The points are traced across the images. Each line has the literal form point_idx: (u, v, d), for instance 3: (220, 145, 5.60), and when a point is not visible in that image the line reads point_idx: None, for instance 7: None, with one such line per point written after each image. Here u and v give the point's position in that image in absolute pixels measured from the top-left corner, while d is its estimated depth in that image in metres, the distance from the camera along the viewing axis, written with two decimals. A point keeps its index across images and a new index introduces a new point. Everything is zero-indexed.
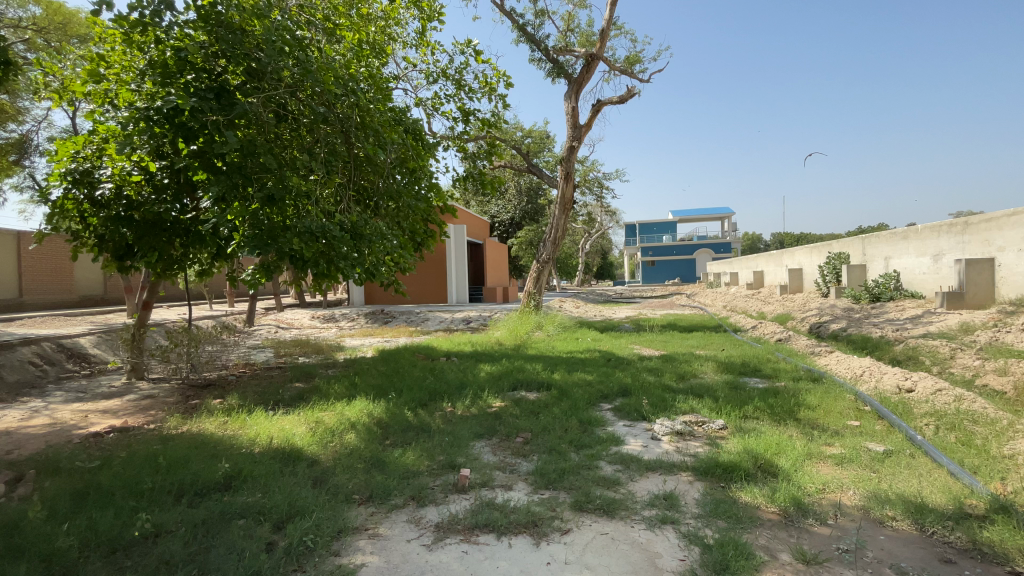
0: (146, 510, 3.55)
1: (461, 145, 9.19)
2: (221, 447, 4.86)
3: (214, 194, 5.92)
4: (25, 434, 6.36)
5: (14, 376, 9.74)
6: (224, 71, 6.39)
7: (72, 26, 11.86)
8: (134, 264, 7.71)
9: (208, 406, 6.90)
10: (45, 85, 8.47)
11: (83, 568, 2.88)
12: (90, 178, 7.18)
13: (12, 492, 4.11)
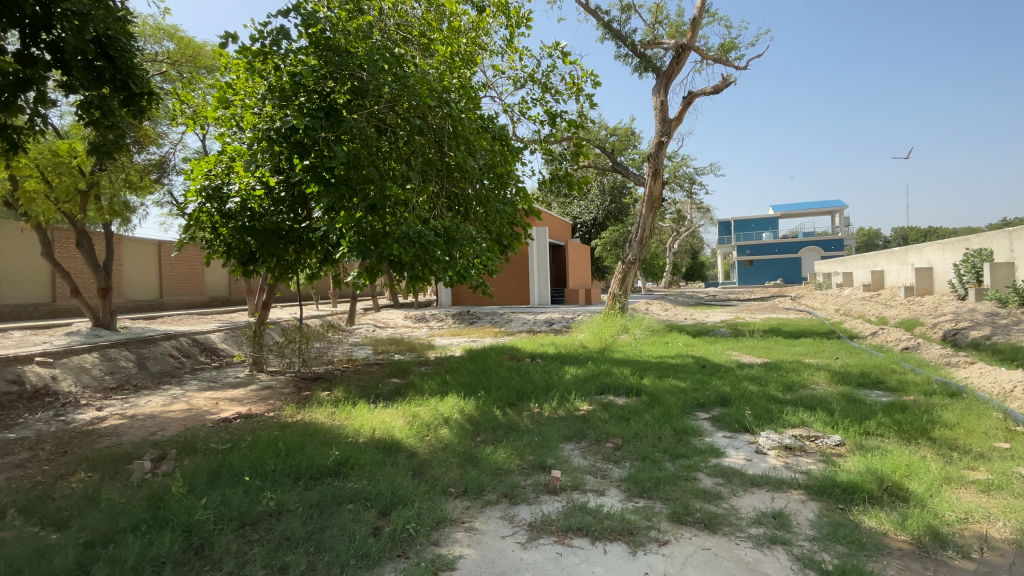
0: (270, 489, 3.97)
1: (547, 148, 9.23)
2: (330, 436, 5.30)
3: (325, 204, 6.47)
4: (169, 417, 7.37)
5: (156, 366, 11.34)
6: (332, 91, 6.95)
7: (200, 57, 13.58)
8: (256, 269, 8.63)
9: (317, 398, 7.57)
10: (184, 114, 9.78)
11: (220, 538, 3.28)
12: (220, 193, 8.17)
13: (161, 468, 4.77)
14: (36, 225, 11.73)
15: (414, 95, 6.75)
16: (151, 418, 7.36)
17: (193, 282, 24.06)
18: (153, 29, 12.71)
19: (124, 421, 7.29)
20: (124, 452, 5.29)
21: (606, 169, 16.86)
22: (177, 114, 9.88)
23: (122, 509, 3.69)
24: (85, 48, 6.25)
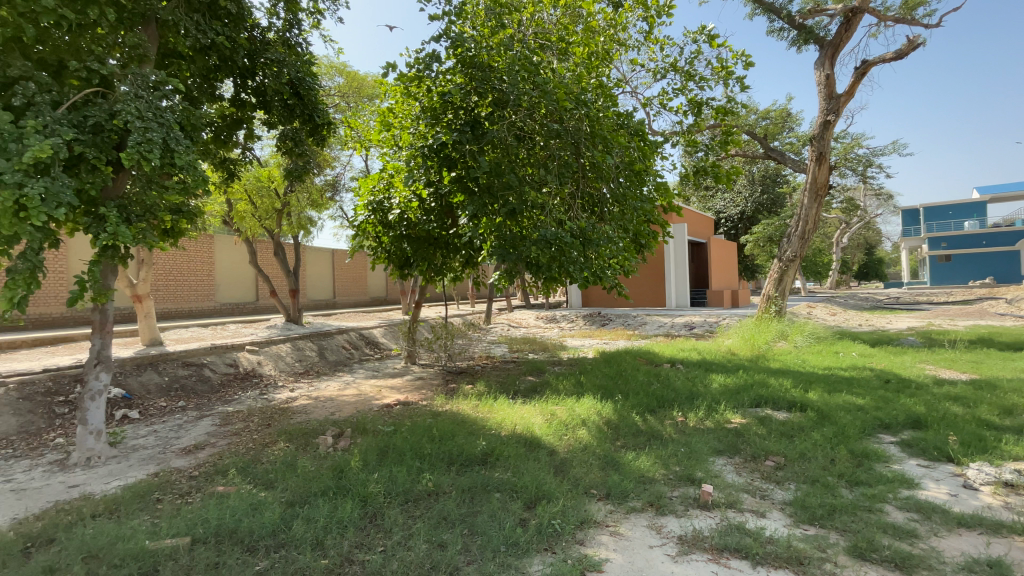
0: (428, 471, 4.38)
1: (691, 139, 8.71)
2: (476, 427, 5.66)
3: (469, 212, 6.95)
4: (343, 401, 8.57)
5: (332, 356, 13.26)
6: (476, 105, 7.42)
7: (364, 88, 15.54)
8: (410, 272, 9.57)
9: (462, 391, 8.15)
10: (354, 138, 11.23)
11: (388, 510, 3.70)
12: (381, 205, 9.21)
13: (339, 443, 5.57)
14: (247, 239, 14.44)
15: (553, 100, 6.90)
16: (329, 401, 8.63)
17: (358, 284, 27.57)
18: (330, 67, 14.84)
19: (309, 401, 8.66)
20: (311, 428, 6.27)
21: (756, 158, 15.32)
22: (348, 138, 11.39)
23: (313, 476, 4.37)
24: (282, 89, 7.57)
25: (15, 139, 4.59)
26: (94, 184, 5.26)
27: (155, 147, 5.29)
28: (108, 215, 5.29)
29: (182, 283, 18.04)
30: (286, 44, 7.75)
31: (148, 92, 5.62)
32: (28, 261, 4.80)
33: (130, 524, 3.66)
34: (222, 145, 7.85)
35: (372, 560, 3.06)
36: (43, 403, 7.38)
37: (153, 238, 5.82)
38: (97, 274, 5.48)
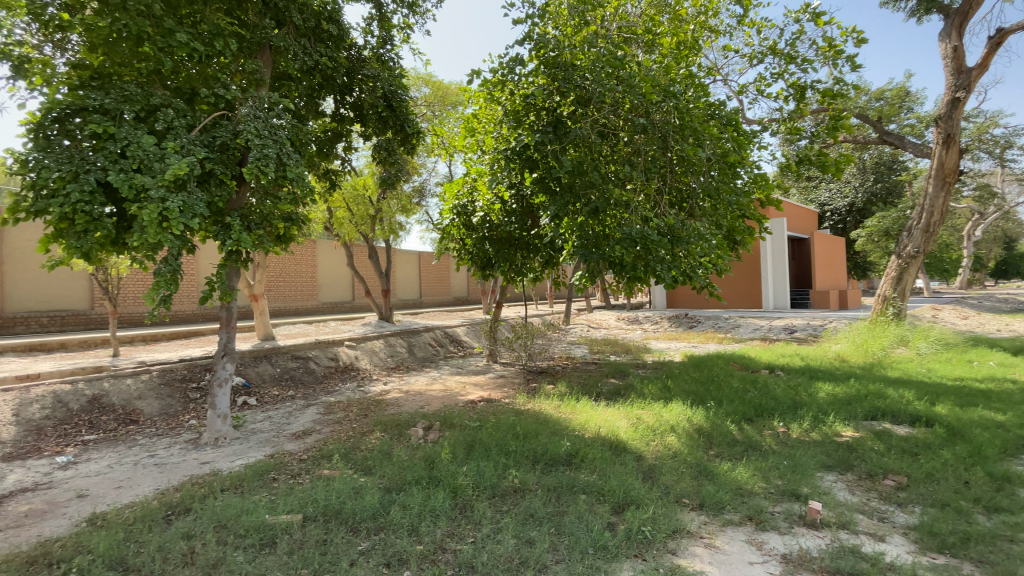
0: (514, 468, 4.46)
1: (793, 126, 8.06)
2: (560, 427, 5.66)
3: (552, 212, 6.96)
4: (431, 396, 8.96)
5: (421, 353, 13.94)
6: (558, 105, 7.41)
7: (448, 95, 16.13)
8: (492, 273, 9.78)
9: (545, 390, 8.19)
10: (440, 145, 11.69)
11: (476, 504, 3.82)
12: (466, 209, 9.47)
13: (429, 436, 5.84)
14: (344, 244, 15.55)
15: (639, 94, 6.72)
16: (418, 395, 9.08)
17: (442, 284, 28.71)
18: (418, 79, 15.57)
19: (400, 395, 9.17)
20: (403, 419, 6.64)
21: (868, 144, 13.81)
22: (434, 145, 11.88)
23: (407, 466, 4.63)
24: (376, 102, 8.09)
25: (161, 160, 5.32)
26: (221, 197, 5.95)
27: (270, 161, 5.89)
28: (232, 224, 5.97)
29: (290, 283, 19.87)
30: (379, 60, 8.28)
31: (263, 112, 6.27)
32: (170, 265, 5.55)
33: (252, 498, 4.10)
34: (323, 157, 8.53)
35: (463, 551, 3.18)
36: (181, 388, 8.50)
37: (269, 244, 6.48)
38: (224, 276, 6.21)
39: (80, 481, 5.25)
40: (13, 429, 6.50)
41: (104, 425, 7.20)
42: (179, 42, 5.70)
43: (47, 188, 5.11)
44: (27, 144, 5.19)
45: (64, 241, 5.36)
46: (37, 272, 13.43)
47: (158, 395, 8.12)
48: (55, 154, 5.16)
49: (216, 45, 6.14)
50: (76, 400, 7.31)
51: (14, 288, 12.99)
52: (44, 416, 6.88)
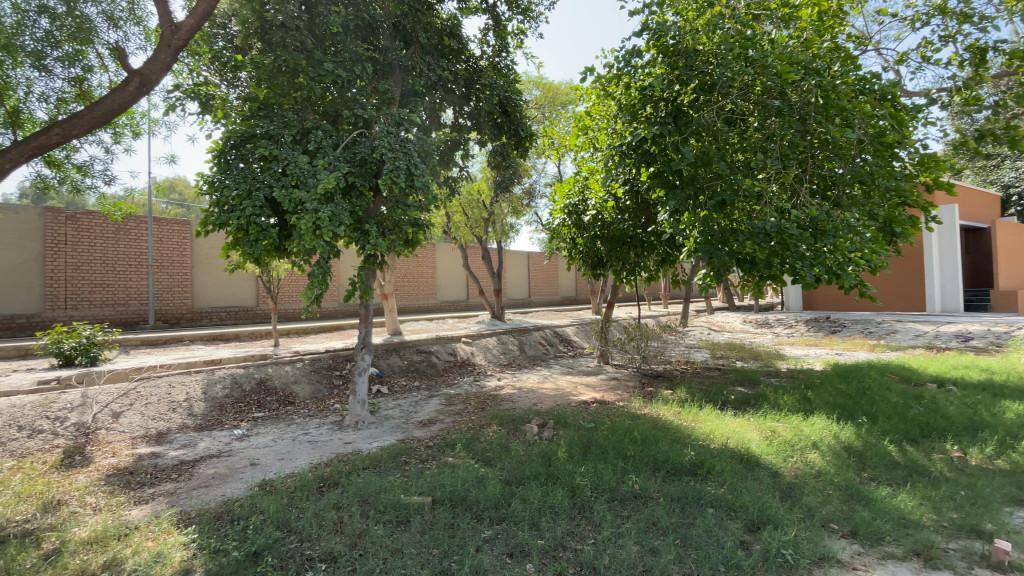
0: (633, 473, 4.35)
1: (969, 95, 6.79)
2: (681, 434, 5.39)
3: (672, 206, 6.61)
4: (544, 394, 9.09)
5: (532, 351, 14.21)
6: (679, 94, 7.05)
7: (558, 95, 16.22)
8: (604, 272, 9.60)
9: (663, 395, 7.86)
10: (550, 146, 11.77)
11: (595, 505, 3.79)
12: (580, 208, 9.38)
13: (544, 433, 5.92)
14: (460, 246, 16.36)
15: (774, 75, 6.16)
16: (531, 392, 9.26)
17: (551, 284, 29.01)
18: (530, 83, 15.86)
19: (514, 391, 9.44)
20: (519, 415, 6.82)
21: None
22: (545, 147, 12.00)
23: (526, 461, 4.74)
24: (493, 109, 8.41)
25: (313, 175, 6.08)
26: (360, 207, 6.65)
27: (401, 172, 6.45)
28: (370, 230, 6.63)
29: (412, 284, 21.44)
30: (495, 68, 8.62)
31: (394, 127, 6.86)
32: (320, 268, 6.32)
33: (388, 479, 4.51)
34: (444, 165, 9.05)
35: (584, 550, 3.18)
36: (327, 375, 9.63)
37: (399, 247, 7.07)
38: (362, 277, 6.91)
39: (252, 451, 6.20)
40: (203, 404, 7.88)
41: (268, 404, 8.43)
42: (326, 70, 6.47)
43: (228, 204, 6.10)
44: (213, 168, 6.25)
45: (240, 248, 6.37)
46: (218, 274, 16.12)
47: (308, 380, 9.30)
48: (234, 175, 6.15)
49: (355, 70, 6.86)
50: (248, 381, 8.66)
51: (201, 287, 15.75)
52: (225, 394, 8.25)
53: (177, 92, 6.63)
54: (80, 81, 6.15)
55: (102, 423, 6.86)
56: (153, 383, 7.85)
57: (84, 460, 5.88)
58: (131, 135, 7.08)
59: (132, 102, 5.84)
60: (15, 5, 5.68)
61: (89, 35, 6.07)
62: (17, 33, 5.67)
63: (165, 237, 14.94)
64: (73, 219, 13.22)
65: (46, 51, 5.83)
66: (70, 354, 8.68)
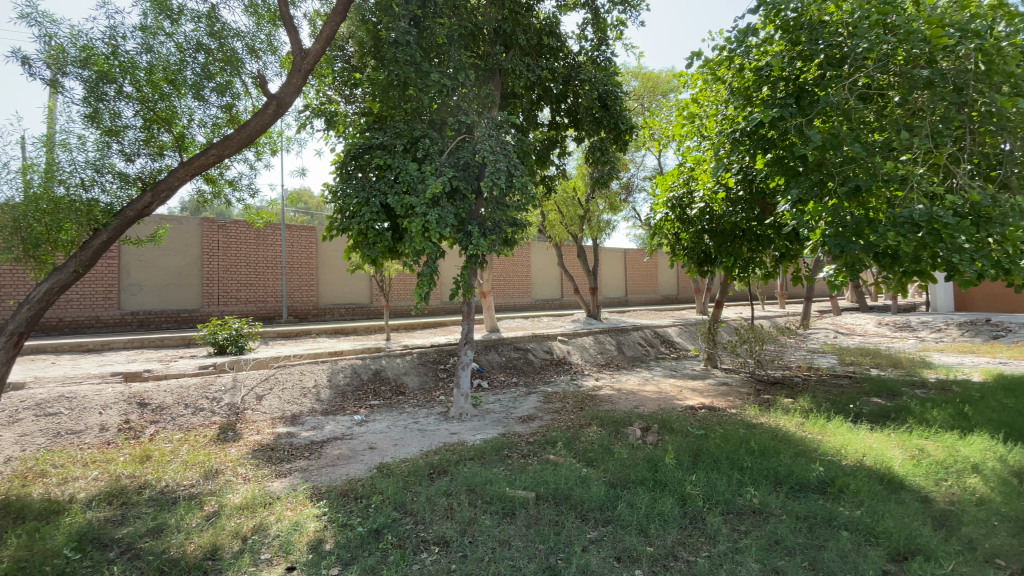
0: (750, 486, 4.05)
1: None
2: (804, 447, 4.91)
3: (794, 196, 6.03)
4: (646, 396, 8.78)
5: (631, 351, 13.80)
6: (801, 72, 6.43)
7: (658, 85, 15.60)
8: (712, 268, 9.03)
9: (781, 403, 7.21)
10: (651, 138, 11.31)
11: (708, 517, 3.59)
12: (687, 201, 8.91)
13: (648, 437, 5.73)
14: (556, 244, 16.36)
15: (921, 41, 5.41)
16: (632, 394, 8.99)
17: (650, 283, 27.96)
18: (629, 74, 15.35)
19: (614, 392, 9.23)
20: (620, 417, 6.66)
21: None
22: (645, 139, 11.57)
23: (631, 465, 4.62)
24: (593, 104, 8.26)
25: (421, 181, 6.45)
26: (464, 209, 6.92)
27: (502, 174, 6.61)
28: (472, 231, 6.89)
29: (509, 283, 21.92)
30: (595, 63, 8.49)
31: (495, 130, 7.05)
32: (427, 268, 6.69)
33: (493, 471, 4.65)
34: (541, 165, 9.10)
35: (697, 563, 3.04)
36: (433, 368, 10.18)
37: (500, 247, 7.27)
38: (465, 276, 7.19)
39: (369, 436, 6.76)
40: (328, 391, 8.74)
41: (382, 393, 9.13)
42: (433, 81, 6.83)
43: (349, 211, 6.70)
44: (336, 179, 6.88)
45: (359, 250, 6.95)
46: (337, 274, 17.77)
47: (416, 372, 9.92)
48: (353, 185, 6.72)
49: (459, 78, 7.16)
50: (365, 371, 9.45)
51: (324, 286, 17.47)
52: (346, 383, 9.08)
53: (305, 112, 7.41)
54: (229, 107, 7.11)
55: (248, 404, 7.90)
56: (287, 371, 8.87)
57: (235, 436, 6.81)
58: (270, 152, 8.05)
59: (270, 123, 6.64)
60: (180, 47, 6.74)
61: (235, 66, 7.01)
62: (182, 70, 6.72)
63: (294, 242, 16.79)
64: (223, 228, 15.36)
65: (204, 83, 6.83)
66: (222, 344, 10.11)
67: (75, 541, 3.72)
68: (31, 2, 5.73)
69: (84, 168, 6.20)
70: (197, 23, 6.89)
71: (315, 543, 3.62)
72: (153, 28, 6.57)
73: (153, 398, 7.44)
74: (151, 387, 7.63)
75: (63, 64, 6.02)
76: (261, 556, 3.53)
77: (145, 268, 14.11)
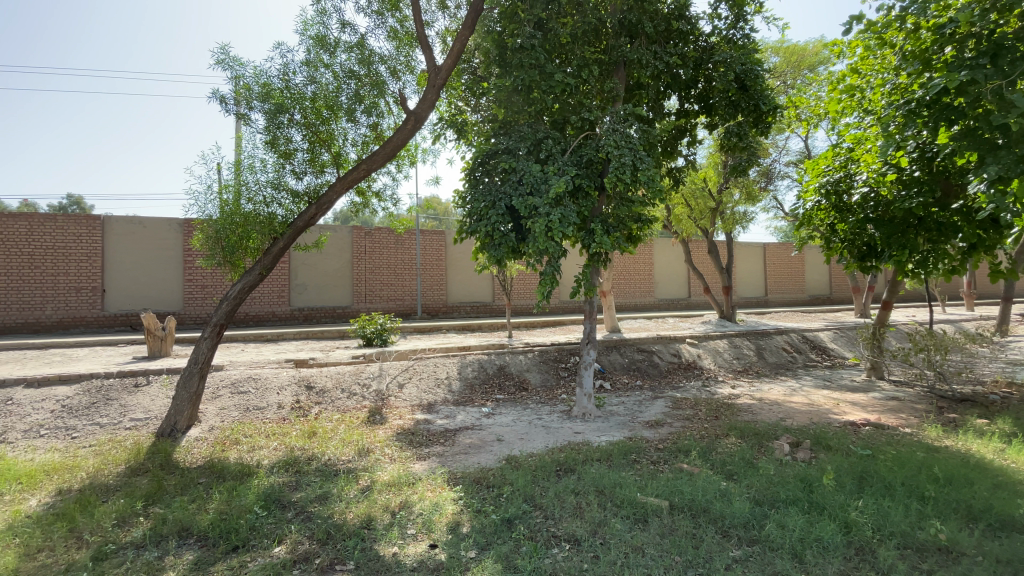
0: (934, 518, 3.44)
1: None
2: (1009, 479, 4.03)
3: (989, 174, 4.98)
4: (793, 408, 7.89)
5: (773, 358, 12.47)
6: (999, 23, 5.28)
7: (804, 58, 13.96)
8: (877, 264, 7.78)
9: (972, 425, 5.98)
10: (798, 119, 10.10)
11: (878, 549, 3.13)
12: (846, 186, 7.83)
13: (797, 454, 5.15)
14: (683, 240, 15.44)
15: None
16: (776, 405, 8.10)
17: (795, 281, 25.04)
18: (769, 49, 13.91)
19: (753, 402, 8.40)
20: (762, 429, 6.06)
21: None
22: (790, 121, 10.37)
23: (779, 482, 4.19)
24: (729, 86, 7.58)
25: (545, 182, 6.54)
26: (586, 207, 6.85)
27: (627, 168, 6.44)
28: (595, 228, 6.79)
29: (631, 281, 21.25)
30: (731, 42, 7.82)
31: (620, 123, 6.87)
32: (550, 267, 6.74)
33: (622, 475, 4.54)
34: (669, 156, 8.61)
35: None
36: (555, 366, 10.28)
37: (625, 244, 7.08)
38: (588, 274, 7.10)
39: (497, 428, 7.04)
40: (458, 382, 9.31)
41: (507, 388, 9.45)
42: (557, 81, 6.88)
43: (477, 215, 7.04)
44: (465, 185, 7.28)
45: (486, 252, 7.22)
46: (465, 275, 18.81)
47: (539, 369, 10.09)
48: (480, 190, 7.05)
49: (582, 75, 7.14)
50: (491, 366, 9.87)
51: (453, 286, 18.62)
52: (474, 376, 9.58)
53: (438, 124, 7.97)
54: (375, 126, 7.91)
55: (391, 392, 8.74)
56: (423, 363, 9.64)
57: (381, 420, 7.57)
58: (409, 164, 8.79)
59: (409, 136, 7.25)
60: (336, 75, 7.68)
61: (380, 88, 7.79)
62: (339, 95, 7.64)
63: (428, 245, 18.16)
64: (369, 234, 17.18)
65: (355, 106, 7.69)
66: (369, 337, 11.31)
67: (263, 500, 4.45)
68: (227, 51, 6.99)
69: (266, 187, 7.37)
70: (349, 53, 7.79)
71: (453, 525, 3.86)
72: (315, 61, 7.58)
73: (316, 382, 8.59)
74: (315, 373, 8.81)
75: (250, 100, 7.27)
76: (407, 531, 3.87)
77: (309, 271, 16.33)
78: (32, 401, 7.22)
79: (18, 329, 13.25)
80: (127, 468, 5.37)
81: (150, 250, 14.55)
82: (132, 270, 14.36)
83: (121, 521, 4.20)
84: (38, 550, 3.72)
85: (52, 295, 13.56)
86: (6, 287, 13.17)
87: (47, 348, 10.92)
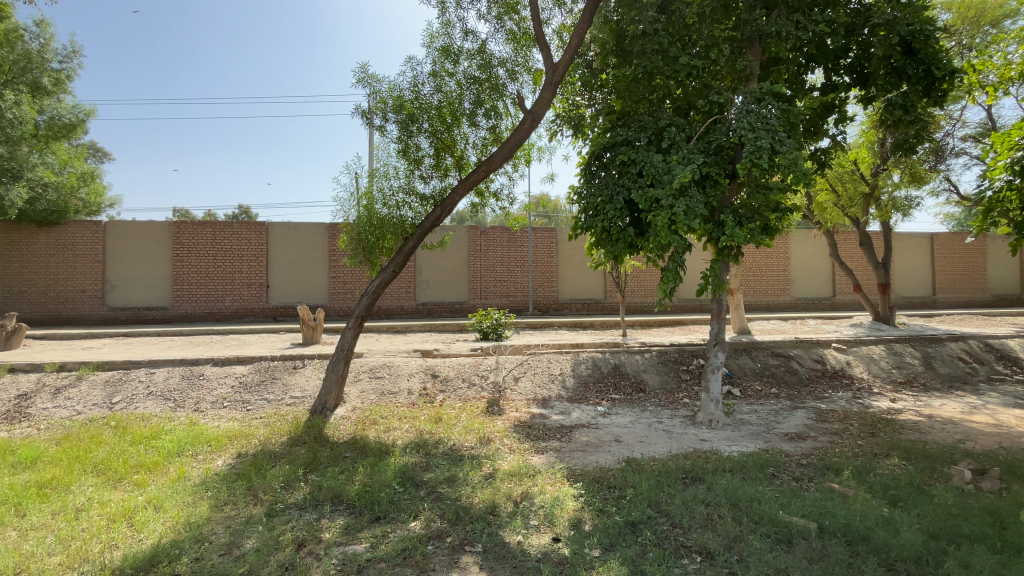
0: None
1: None
2: None
3: None
4: (974, 428, 6.60)
5: (945, 368, 10.53)
6: None
7: (986, 13, 11.64)
8: None
9: None
10: (981, 85, 8.37)
11: None
12: None
13: (981, 484, 4.32)
14: (826, 231, 13.68)
15: None
16: (952, 425, 6.81)
17: (972, 278, 20.93)
18: (939, 4, 11.71)
19: (921, 419, 7.17)
20: (933, 450, 5.16)
21: None
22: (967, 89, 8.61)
23: (960, 513, 3.56)
24: (891, 52, 6.56)
25: (667, 172, 6.23)
26: (715, 196, 6.39)
27: (764, 152, 5.88)
28: (725, 220, 6.31)
29: (761, 278, 19.40)
30: (893, 1, 6.71)
31: (754, 105, 6.30)
32: (673, 263, 6.35)
33: (759, 488, 4.17)
34: (811, 136, 7.64)
35: None
36: (675, 368, 9.79)
37: (759, 236, 6.43)
38: (716, 270, 6.58)
39: (614, 428, 6.89)
40: (573, 379, 9.29)
41: (623, 388, 9.21)
42: (682, 64, 6.48)
43: (594, 209, 6.90)
44: (581, 180, 7.21)
45: (603, 247, 7.05)
46: (578, 271, 18.69)
47: (657, 371, 9.67)
48: (597, 185, 6.92)
49: (711, 56, 6.63)
50: (606, 365, 9.67)
51: (565, 282, 18.62)
52: (589, 373, 9.48)
53: (555, 121, 8.00)
54: (494, 128, 8.17)
55: (508, 384, 9.01)
56: (538, 358, 9.77)
57: (500, 411, 7.84)
58: (525, 162, 8.94)
59: (527, 135, 7.37)
60: (460, 83, 8.05)
61: (499, 91, 8.06)
62: (462, 102, 8.02)
63: (541, 243, 18.36)
64: (484, 233, 17.88)
65: (476, 111, 8.02)
66: (486, 331, 11.77)
67: (400, 478, 4.87)
68: (367, 70, 7.73)
69: (399, 192, 8.01)
70: (471, 60, 8.15)
71: (575, 521, 3.87)
72: (441, 71, 8.04)
73: (440, 371, 9.17)
74: (439, 363, 9.40)
75: (386, 112, 7.95)
76: (530, 522, 3.96)
77: (430, 269, 17.48)
78: (218, 376, 8.70)
79: (206, 318, 16.06)
80: (289, 439, 6.21)
81: (303, 251, 16.68)
82: (288, 268, 16.60)
83: (287, 484, 4.87)
84: (226, 502, 4.47)
85: (230, 290, 16.21)
86: (198, 282, 16.04)
87: (227, 334, 13.09)
